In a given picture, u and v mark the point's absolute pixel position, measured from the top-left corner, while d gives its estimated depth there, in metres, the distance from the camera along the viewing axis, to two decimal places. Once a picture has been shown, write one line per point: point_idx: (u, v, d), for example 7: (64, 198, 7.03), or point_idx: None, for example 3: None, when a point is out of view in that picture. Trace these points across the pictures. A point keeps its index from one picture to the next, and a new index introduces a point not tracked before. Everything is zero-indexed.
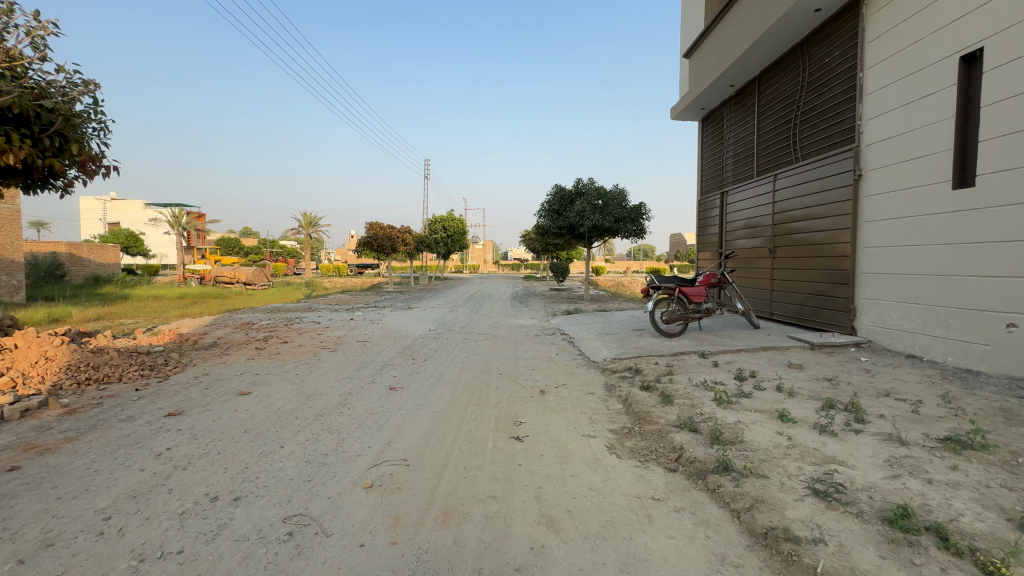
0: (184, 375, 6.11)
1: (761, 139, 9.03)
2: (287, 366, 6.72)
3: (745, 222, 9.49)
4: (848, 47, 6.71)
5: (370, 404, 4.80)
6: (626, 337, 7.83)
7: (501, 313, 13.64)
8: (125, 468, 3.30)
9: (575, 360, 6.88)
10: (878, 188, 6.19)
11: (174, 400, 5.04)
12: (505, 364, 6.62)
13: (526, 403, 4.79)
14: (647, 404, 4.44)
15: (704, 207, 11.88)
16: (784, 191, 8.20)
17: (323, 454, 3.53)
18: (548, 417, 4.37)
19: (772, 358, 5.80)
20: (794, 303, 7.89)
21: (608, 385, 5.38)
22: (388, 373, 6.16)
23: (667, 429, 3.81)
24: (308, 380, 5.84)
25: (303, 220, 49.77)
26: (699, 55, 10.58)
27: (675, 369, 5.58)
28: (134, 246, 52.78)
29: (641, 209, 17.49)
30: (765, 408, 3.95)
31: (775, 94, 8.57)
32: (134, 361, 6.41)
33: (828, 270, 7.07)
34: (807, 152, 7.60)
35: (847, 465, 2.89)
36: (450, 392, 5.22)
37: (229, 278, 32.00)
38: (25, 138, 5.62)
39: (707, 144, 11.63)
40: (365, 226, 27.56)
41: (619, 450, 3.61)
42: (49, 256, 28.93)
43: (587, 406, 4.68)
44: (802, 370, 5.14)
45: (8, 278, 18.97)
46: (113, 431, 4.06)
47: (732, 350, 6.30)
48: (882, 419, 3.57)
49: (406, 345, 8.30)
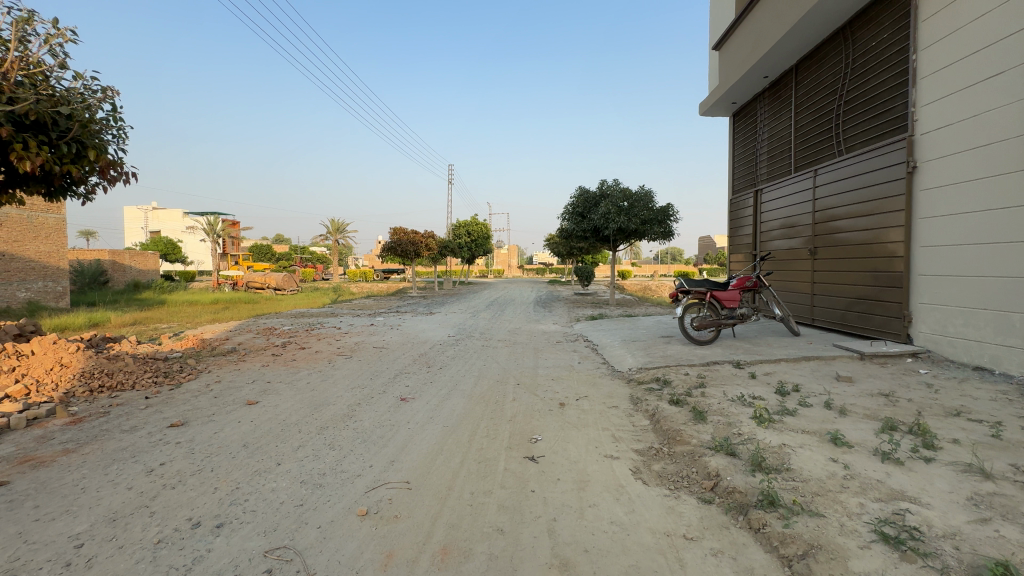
0: (197, 382, 6.00)
1: (798, 133, 8.43)
2: (300, 373, 6.55)
3: (782, 221, 8.88)
4: (898, 28, 6.12)
5: (378, 417, 4.52)
6: (652, 345, 7.37)
7: (523, 319, 13.29)
8: (112, 487, 3.10)
9: (599, 369, 6.47)
10: (935, 180, 5.58)
11: (181, 409, 4.89)
12: (524, 374, 6.26)
13: (543, 417, 4.43)
14: (676, 421, 4.02)
15: (735, 207, 11.28)
16: (825, 188, 7.60)
17: (320, 474, 3.26)
18: (566, 434, 4.00)
19: (816, 370, 5.27)
20: (838, 309, 7.28)
21: (633, 398, 4.95)
22: (400, 382, 5.89)
23: (700, 451, 3.39)
24: (319, 389, 5.64)
25: (331, 227, 50.81)
26: (729, 46, 10.04)
27: (707, 381, 5.12)
28: (173, 252, 55.17)
29: (669, 210, 16.89)
30: (813, 429, 3.48)
31: (814, 84, 7.98)
32: (150, 367, 6.37)
33: (877, 272, 6.47)
34: (851, 144, 7.00)
35: (920, 503, 2.43)
36: (463, 405, 4.89)
37: (259, 283, 32.80)
38: (42, 144, 5.66)
39: (738, 140, 11.05)
40: (389, 230, 27.70)
41: (646, 475, 3.22)
42: (93, 262, 30.31)
43: (610, 422, 4.29)
44: (852, 385, 4.61)
45: (54, 284, 19.90)
46: (112, 444, 3.91)
47: (771, 360, 5.78)
48: (956, 444, 3.07)
49: (423, 352, 8.05)
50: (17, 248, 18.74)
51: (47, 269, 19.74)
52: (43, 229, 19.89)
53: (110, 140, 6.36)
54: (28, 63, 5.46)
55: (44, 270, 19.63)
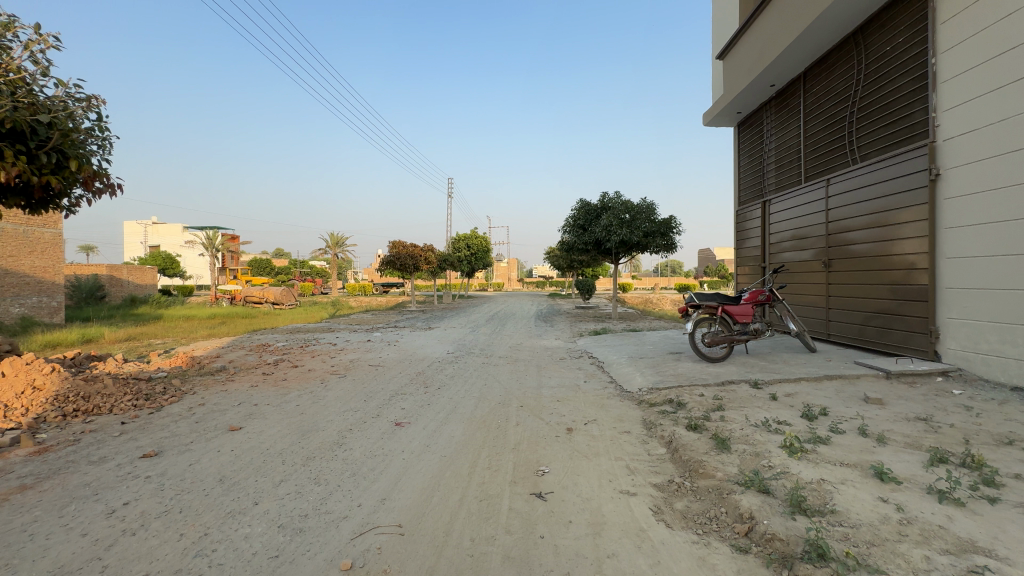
0: (180, 406, 5.62)
1: (808, 142, 8.19)
2: (290, 394, 6.17)
3: (792, 232, 8.59)
4: (915, 31, 5.90)
5: (370, 445, 4.15)
6: (661, 362, 7.01)
7: (524, 334, 12.91)
8: (65, 533, 2.73)
9: (607, 389, 6.10)
10: (960, 188, 5.30)
11: (157, 436, 4.51)
12: (527, 395, 5.89)
13: (550, 445, 4.06)
14: (696, 450, 3.65)
15: (742, 219, 11.02)
16: (838, 197, 7.33)
17: (301, 516, 2.89)
18: (576, 465, 3.63)
19: (841, 391, 4.92)
20: (855, 324, 6.96)
21: (646, 422, 4.59)
22: (395, 404, 5.50)
23: (727, 487, 3.03)
24: (308, 412, 5.26)
25: (330, 241, 50.84)
26: (734, 55, 9.87)
27: (725, 404, 4.76)
28: (172, 267, 55.03)
29: (672, 222, 16.65)
30: (853, 461, 3.12)
31: (824, 91, 7.77)
32: (131, 389, 6.00)
33: (896, 285, 6.17)
34: (866, 152, 6.75)
35: (998, 559, 2.08)
36: (462, 430, 4.53)
37: (257, 298, 32.43)
38: (19, 154, 5.40)
39: (744, 151, 10.83)
40: (388, 244, 27.42)
41: (668, 516, 2.85)
42: (91, 277, 29.98)
43: (623, 450, 3.92)
44: (883, 408, 4.26)
45: (49, 299, 19.56)
46: (75, 478, 3.53)
47: (790, 380, 5.43)
48: (1020, 481, 2.71)
49: (421, 370, 7.67)
50: (12, 262, 18.42)
51: (42, 284, 19.44)
52: (40, 244, 19.61)
53: (94, 150, 6.11)
54: (6, 70, 5.24)
55: (39, 284, 19.33)
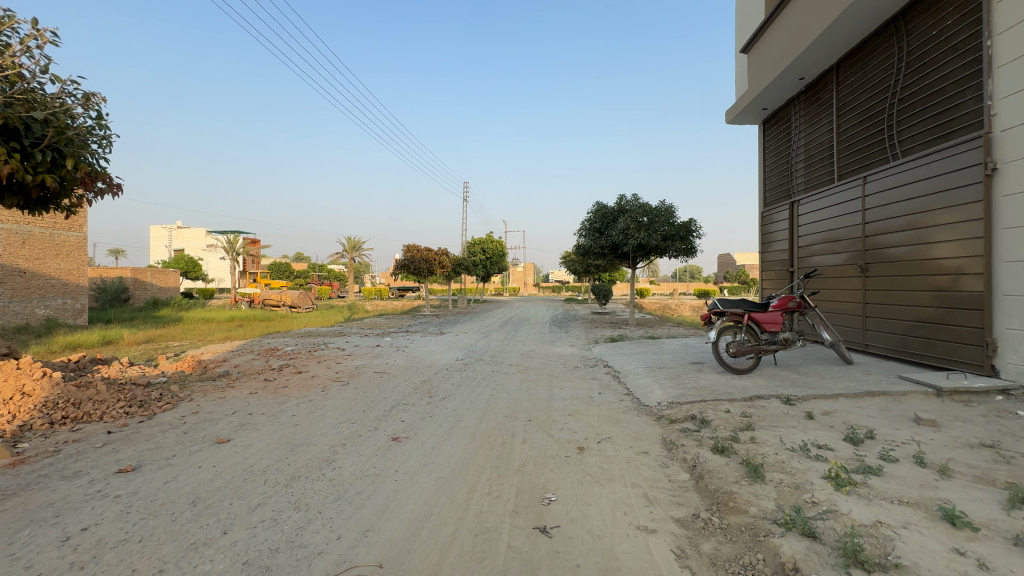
0: (172, 414, 5.37)
1: (842, 138, 7.63)
2: (288, 403, 5.88)
3: (824, 234, 8.03)
4: (966, 13, 5.37)
5: (361, 463, 3.79)
6: (682, 373, 6.54)
7: (538, 340, 12.45)
8: (7, 565, 2.43)
9: (623, 403, 5.66)
10: (1019, 184, 4.77)
11: (139, 449, 4.23)
12: (536, 407, 5.49)
13: (559, 468, 3.65)
14: (725, 478, 3.21)
15: (767, 221, 10.45)
16: (876, 196, 6.77)
17: (271, 551, 2.54)
18: (586, 492, 3.22)
19: (887, 410, 4.40)
20: (895, 334, 6.41)
21: (665, 442, 4.15)
22: (395, 416, 5.15)
23: (764, 527, 2.59)
24: (303, 424, 4.95)
25: (348, 246, 51.46)
26: (760, 47, 9.33)
27: (755, 423, 4.28)
28: (194, 270, 56.25)
29: (692, 225, 16.07)
30: (914, 500, 2.65)
31: (859, 83, 7.23)
32: (125, 395, 5.79)
33: (943, 292, 5.65)
34: (908, 146, 6.20)
35: None
36: (463, 447, 4.15)
37: (275, 301, 32.64)
38: (13, 152, 5.24)
39: (770, 149, 10.29)
40: (403, 248, 27.26)
41: (694, 562, 2.42)
42: (115, 280, 30.58)
43: (641, 475, 3.50)
44: (939, 432, 3.76)
45: (74, 301, 19.92)
46: (40, 496, 3.26)
47: (827, 395, 4.92)
48: None
49: (427, 378, 7.32)
50: (38, 265, 18.72)
51: (67, 286, 19.76)
52: (65, 247, 19.90)
53: (95, 150, 5.98)
54: (3, 68, 5.07)
55: (64, 287, 19.64)
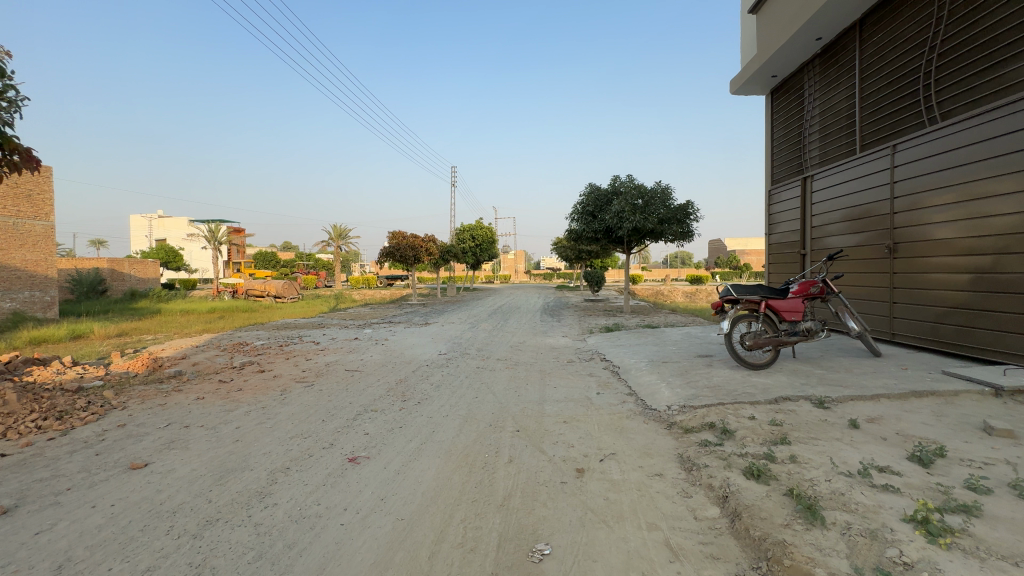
0: (93, 428, 4.52)
1: (864, 103, 6.87)
2: (236, 411, 5.04)
3: (842, 212, 7.32)
4: None
5: (303, 497, 2.98)
6: (690, 369, 5.79)
7: (528, 331, 11.65)
8: None
9: (625, 406, 4.89)
10: None
11: (29, 479, 3.37)
12: (526, 413, 4.71)
13: (553, 502, 2.86)
14: (770, 520, 2.44)
15: (774, 200, 9.72)
16: (904, 167, 6.04)
17: None
18: (591, 541, 2.44)
19: (944, 416, 3.67)
20: (924, 321, 5.74)
21: (683, 461, 3.39)
22: (357, 428, 4.34)
23: None
24: (245, 439, 4.12)
25: (334, 235, 50.13)
26: (771, 7, 8.46)
27: (789, 435, 3.52)
28: (175, 260, 54.72)
29: (689, 208, 15.34)
30: None
31: (887, 39, 6.44)
32: (42, 405, 4.91)
33: (984, 274, 4.98)
34: (946, 109, 5.47)
35: None
36: (434, 471, 3.35)
37: (258, 291, 31.54)
38: None
39: (779, 121, 9.50)
40: (388, 235, 26.15)
41: None
42: (88, 271, 29.11)
43: (661, 512, 2.71)
44: (1022, 446, 3.02)
45: (42, 295, 18.61)
46: None
47: (866, 397, 4.19)
48: None
49: (403, 377, 6.50)
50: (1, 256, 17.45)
51: (34, 278, 18.51)
52: (31, 237, 18.57)
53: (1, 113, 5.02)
54: None
55: (30, 279, 18.38)
